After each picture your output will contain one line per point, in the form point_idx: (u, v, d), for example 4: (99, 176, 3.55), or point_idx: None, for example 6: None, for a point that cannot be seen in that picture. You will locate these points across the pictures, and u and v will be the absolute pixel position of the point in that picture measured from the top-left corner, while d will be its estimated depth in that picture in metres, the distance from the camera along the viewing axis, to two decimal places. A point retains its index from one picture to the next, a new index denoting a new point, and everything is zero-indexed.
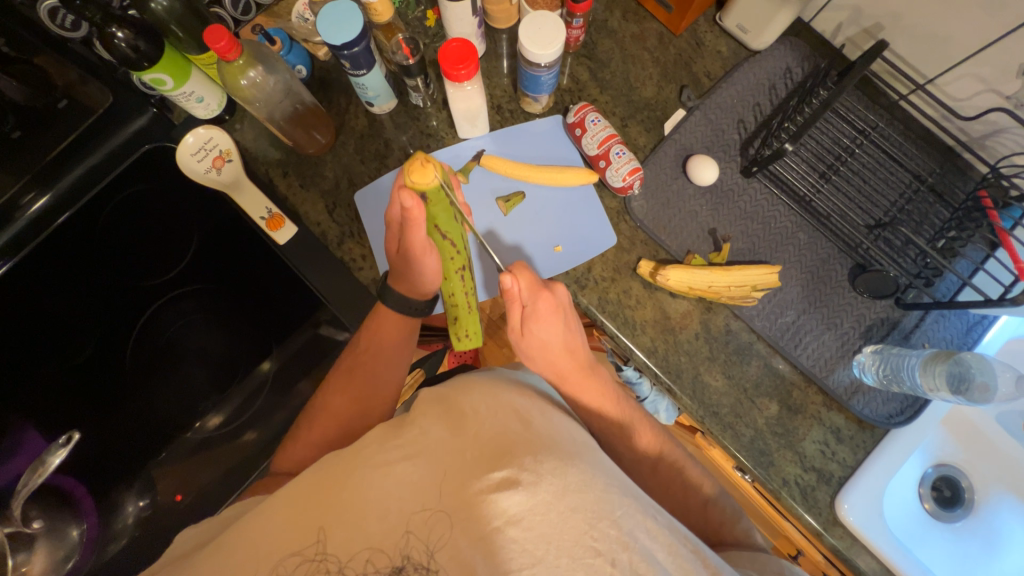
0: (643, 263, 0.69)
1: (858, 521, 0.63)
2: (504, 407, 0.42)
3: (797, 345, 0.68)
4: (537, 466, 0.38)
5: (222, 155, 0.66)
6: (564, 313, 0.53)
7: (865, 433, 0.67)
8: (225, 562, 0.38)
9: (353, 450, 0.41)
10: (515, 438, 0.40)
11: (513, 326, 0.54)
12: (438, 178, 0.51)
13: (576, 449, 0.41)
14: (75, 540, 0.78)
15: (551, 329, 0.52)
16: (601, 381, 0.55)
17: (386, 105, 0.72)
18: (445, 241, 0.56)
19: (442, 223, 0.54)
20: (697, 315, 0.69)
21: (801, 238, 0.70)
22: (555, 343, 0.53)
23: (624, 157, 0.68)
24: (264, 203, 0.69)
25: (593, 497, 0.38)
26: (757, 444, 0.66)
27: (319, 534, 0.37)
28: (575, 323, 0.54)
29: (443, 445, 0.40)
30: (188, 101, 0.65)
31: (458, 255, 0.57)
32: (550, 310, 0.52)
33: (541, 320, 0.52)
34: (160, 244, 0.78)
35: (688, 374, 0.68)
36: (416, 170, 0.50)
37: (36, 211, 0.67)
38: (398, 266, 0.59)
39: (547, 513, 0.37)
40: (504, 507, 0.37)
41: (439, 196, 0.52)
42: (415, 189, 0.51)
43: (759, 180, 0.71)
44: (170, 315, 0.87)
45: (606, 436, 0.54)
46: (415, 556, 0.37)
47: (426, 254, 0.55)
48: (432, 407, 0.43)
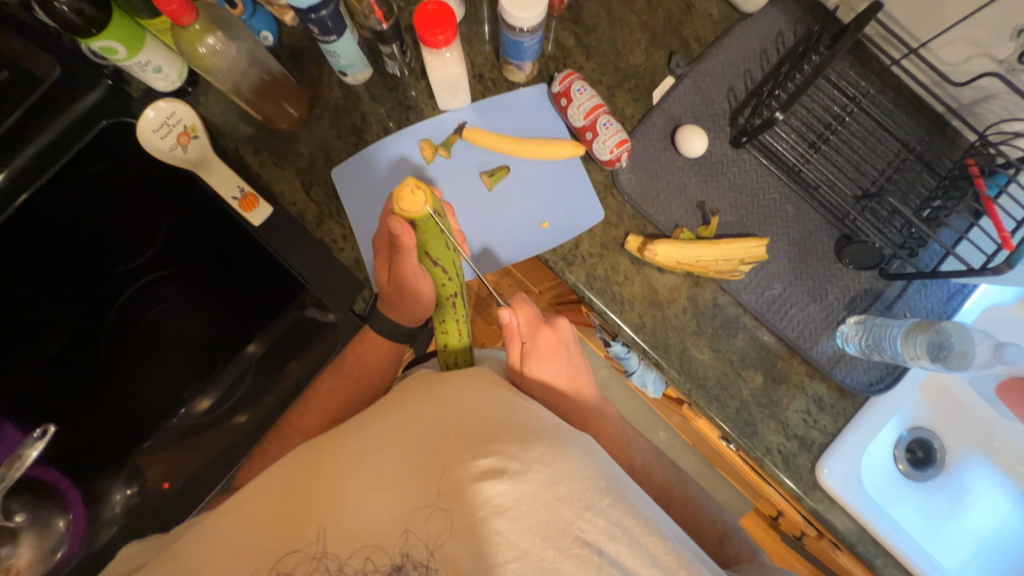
0: (631, 238, 0.68)
1: (837, 484, 0.66)
2: (490, 393, 0.43)
3: (783, 317, 0.68)
4: (524, 455, 0.39)
5: (187, 131, 0.62)
6: (563, 352, 0.53)
7: (846, 401, 0.69)
8: (220, 560, 0.37)
9: (347, 443, 0.40)
10: (502, 426, 0.40)
11: (512, 370, 0.51)
12: (427, 206, 0.51)
13: (565, 436, 0.42)
14: (60, 531, 0.76)
15: (552, 370, 0.51)
16: (590, 382, 0.56)
17: (360, 74, 0.68)
18: (439, 270, 0.55)
19: (434, 250, 0.53)
20: (684, 290, 0.69)
21: (789, 210, 0.69)
22: (555, 383, 0.52)
23: (611, 128, 0.65)
24: (234, 182, 0.65)
25: (579, 486, 0.39)
26: (742, 415, 0.68)
27: (319, 532, 0.37)
28: (574, 361, 0.54)
29: (440, 437, 0.40)
30: (144, 71, 0.60)
31: (451, 282, 0.56)
32: (549, 348, 0.52)
33: (541, 359, 0.51)
34: (129, 226, 0.75)
35: (676, 348, 0.68)
36: (405, 197, 0.50)
37: None
38: (388, 295, 0.59)
39: (533, 503, 0.37)
40: (489, 497, 0.37)
41: (430, 225, 0.52)
42: (405, 217, 0.51)
43: (748, 152, 0.70)
44: (151, 299, 0.85)
45: (594, 416, 0.55)
46: (415, 553, 0.36)
47: (417, 282, 0.55)
48: (421, 394, 0.43)
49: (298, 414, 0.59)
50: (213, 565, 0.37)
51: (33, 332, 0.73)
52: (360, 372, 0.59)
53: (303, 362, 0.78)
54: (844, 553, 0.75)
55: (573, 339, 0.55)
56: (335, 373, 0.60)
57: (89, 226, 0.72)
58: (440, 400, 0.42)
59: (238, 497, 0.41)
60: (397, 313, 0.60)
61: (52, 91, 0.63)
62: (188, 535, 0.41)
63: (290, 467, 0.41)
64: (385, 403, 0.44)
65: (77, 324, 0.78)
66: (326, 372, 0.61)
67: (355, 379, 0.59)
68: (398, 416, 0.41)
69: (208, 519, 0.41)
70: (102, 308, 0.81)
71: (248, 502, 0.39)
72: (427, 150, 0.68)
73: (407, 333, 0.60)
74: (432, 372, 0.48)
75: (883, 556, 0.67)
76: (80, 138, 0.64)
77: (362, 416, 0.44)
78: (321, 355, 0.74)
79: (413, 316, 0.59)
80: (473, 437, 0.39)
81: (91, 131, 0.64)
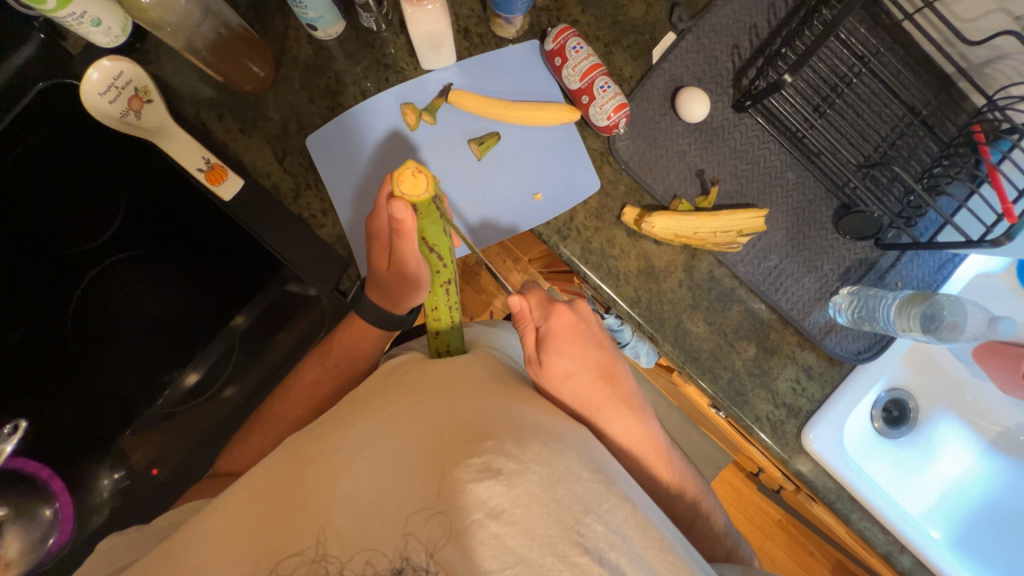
0: (627, 210, 0.65)
1: (821, 448, 0.68)
2: (482, 389, 0.43)
3: (778, 289, 0.68)
4: (521, 454, 0.38)
5: (139, 95, 0.55)
6: (583, 335, 0.50)
7: (833, 368, 0.70)
8: (219, 562, 0.36)
9: (343, 437, 0.39)
10: (496, 422, 0.39)
11: (531, 355, 0.50)
12: (428, 191, 0.50)
13: (561, 431, 0.42)
14: (48, 519, 0.74)
15: (574, 355, 0.49)
16: (621, 364, 0.52)
17: (332, 29, 0.61)
18: (435, 257, 0.53)
19: (431, 235, 0.52)
20: (681, 262, 0.68)
21: (789, 178, 0.67)
22: (579, 368, 0.49)
23: (609, 91, 0.61)
24: (199, 153, 0.59)
25: (576, 488, 0.38)
26: (734, 385, 0.69)
27: (318, 535, 0.35)
28: (600, 344, 0.51)
29: (439, 431, 0.39)
30: (80, 24, 0.52)
31: (446, 268, 0.54)
32: (566, 330, 0.50)
33: (558, 342, 0.49)
34: (79, 202, 0.68)
35: (671, 322, 0.68)
36: (406, 179, 0.49)
37: None
38: (386, 282, 0.55)
39: (530, 506, 0.36)
40: (484, 499, 0.36)
41: (430, 210, 0.51)
42: (408, 200, 0.50)
43: (750, 116, 0.66)
44: (117, 281, 0.79)
45: (621, 400, 0.50)
46: (415, 557, 0.35)
47: (416, 266, 0.52)
48: (415, 390, 0.42)
49: (285, 404, 0.57)
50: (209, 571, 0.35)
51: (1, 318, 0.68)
52: (348, 359, 0.57)
53: (287, 341, 0.75)
54: (818, 506, 0.79)
55: (593, 322, 0.52)
56: (319, 361, 0.58)
57: (33, 204, 0.65)
58: (438, 391, 0.42)
59: (232, 497, 0.40)
60: (388, 302, 0.57)
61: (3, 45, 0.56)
62: (179, 536, 0.39)
63: (283, 463, 0.40)
64: (379, 396, 0.43)
65: (36, 314, 0.71)
66: (310, 359, 0.59)
67: (343, 368, 0.57)
68: (393, 413, 0.40)
69: (203, 519, 0.39)
70: (64, 295, 0.75)
71: (247, 502, 0.38)
72: (410, 115, 0.63)
73: (393, 322, 0.57)
74: (425, 360, 0.48)
75: (858, 512, 0.70)
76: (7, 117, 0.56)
77: (355, 411, 0.42)
78: (305, 334, 0.71)
79: (405, 301, 0.56)
80: (472, 428, 0.39)
81: (24, 98, 0.56)
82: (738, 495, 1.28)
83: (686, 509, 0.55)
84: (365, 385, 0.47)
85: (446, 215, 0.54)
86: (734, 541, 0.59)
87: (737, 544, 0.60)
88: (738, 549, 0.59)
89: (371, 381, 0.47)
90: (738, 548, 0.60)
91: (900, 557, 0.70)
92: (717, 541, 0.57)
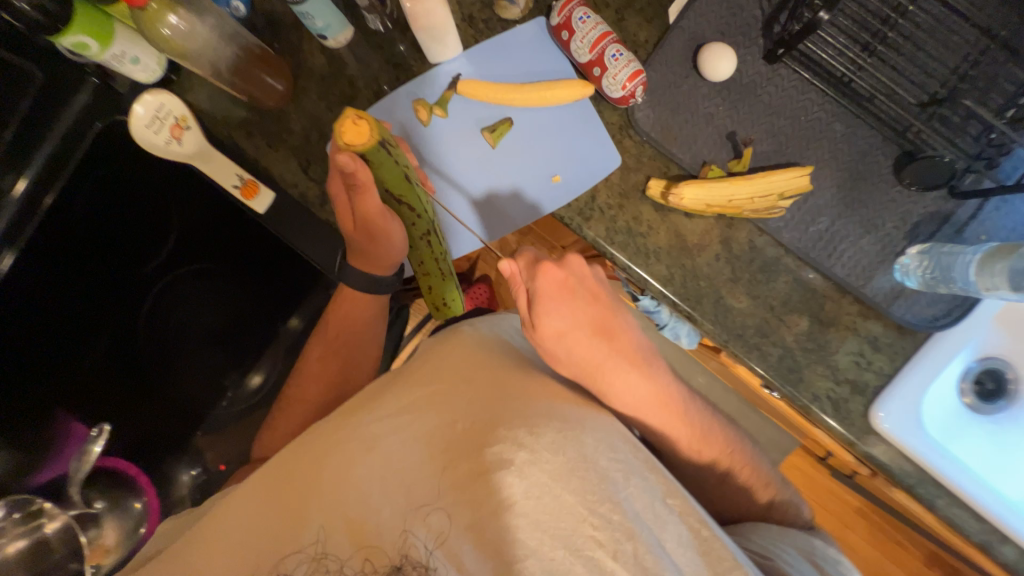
0: (652, 183, 0.61)
1: (893, 427, 0.61)
2: (494, 380, 0.42)
3: (831, 254, 0.62)
4: (534, 443, 0.37)
5: (179, 122, 0.60)
6: (575, 290, 0.47)
7: (905, 339, 0.63)
8: (236, 551, 0.38)
9: (360, 429, 0.40)
10: (510, 413, 0.39)
11: (524, 319, 0.48)
12: (375, 136, 0.45)
13: (578, 416, 0.41)
14: (139, 510, 0.81)
15: (563, 313, 0.46)
16: (615, 316, 0.48)
17: (341, 36, 0.62)
18: (405, 209, 0.53)
19: (395, 186, 0.50)
20: (716, 234, 0.63)
21: (837, 129, 0.61)
22: (572, 327, 0.46)
23: (621, 59, 0.58)
24: (233, 172, 0.63)
25: (592, 478, 0.36)
26: (786, 362, 0.63)
27: (319, 532, 0.36)
28: (593, 298, 0.48)
29: (452, 424, 0.39)
30: (122, 64, 0.57)
31: (421, 220, 0.54)
32: (555, 285, 0.47)
33: (545, 298, 0.46)
34: (141, 226, 0.71)
35: (709, 298, 0.63)
36: (348, 129, 0.44)
37: (19, 194, 0.57)
38: (357, 241, 0.56)
39: (542, 497, 0.35)
40: (496, 491, 0.35)
41: (382, 157, 0.47)
42: (351, 151, 0.45)
43: (785, 66, 0.60)
44: (178, 295, 0.80)
45: (617, 352, 0.46)
46: (414, 554, 0.35)
47: (382, 222, 0.53)
48: (431, 383, 0.42)
49: (324, 402, 0.60)
50: (229, 561, 0.37)
51: (78, 347, 0.70)
52: None
53: None
54: (898, 492, 0.71)
55: (585, 275, 0.48)
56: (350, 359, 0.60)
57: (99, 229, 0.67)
58: (452, 383, 0.42)
59: (252, 486, 0.42)
60: (367, 262, 0.58)
61: (40, 98, 0.58)
62: (202, 525, 0.41)
63: (302, 456, 0.41)
64: (398, 386, 0.44)
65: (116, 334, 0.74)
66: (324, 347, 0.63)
67: None
68: (411, 406, 0.41)
69: (225, 506, 0.41)
70: (128, 323, 0.76)
71: (265, 490, 0.40)
72: (422, 111, 0.63)
73: (384, 285, 0.60)
74: (443, 341, 0.49)
75: (945, 497, 0.63)
76: (65, 165, 0.60)
77: (374, 402, 0.43)
78: None
79: (387, 260, 0.58)
80: (484, 421, 0.39)
81: (87, 139, 0.60)
82: (808, 481, 1.19)
83: (718, 458, 0.49)
84: (384, 378, 0.48)
85: (403, 161, 0.49)
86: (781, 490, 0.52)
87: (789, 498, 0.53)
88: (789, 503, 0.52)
89: (392, 373, 0.48)
90: (792, 506, 0.52)
91: (1002, 548, 0.62)
92: (766, 504, 0.51)
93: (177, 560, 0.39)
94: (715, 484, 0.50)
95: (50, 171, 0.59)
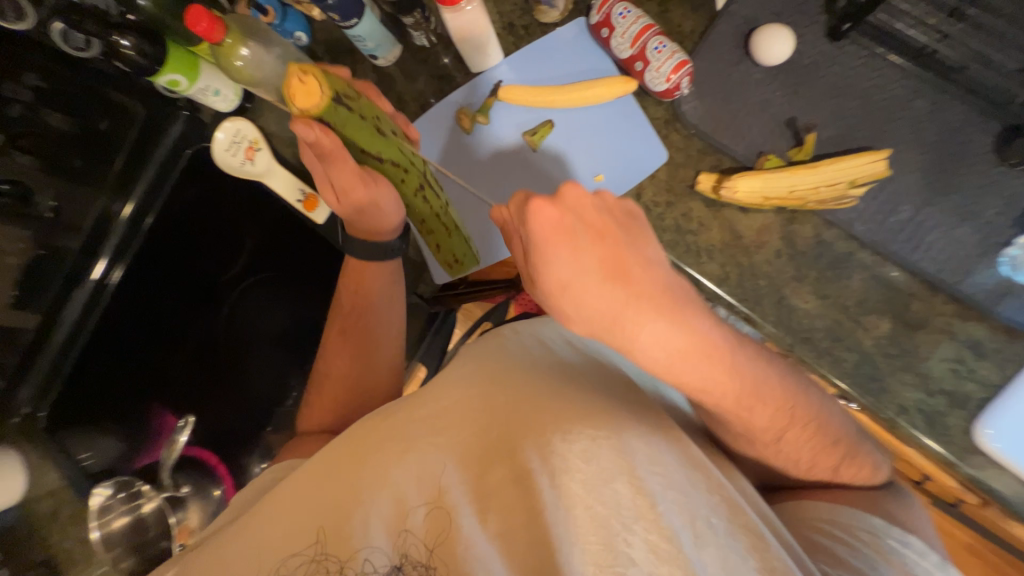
0: (702, 177, 0.58)
1: (1005, 448, 0.52)
2: (530, 385, 0.42)
3: (916, 248, 0.55)
4: (565, 451, 0.36)
5: (252, 145, 0.67)
6: (573, 228, 0.37)
7: (1015, 343, 0.54)
8: (252, 542, 0.40)
9: (395, 431, 0.41)
10: (545, 417, 0.38)
11: (523, 271, 0.41)
12: (327, 93, 0.38)
13: (616, 421, 0.39)
14: (217, 497, 0.79)
15: (562, 260, 0.37)
16: (631, 253, 0.37)
17: (390, 54, 0.65)
18: (389, 167, 0.48)
19: (374, 147, 0.45)
20: (777, 229, 0.59)
21: (920, 107, 0.55)
22: (576, 276, 0.37)
23: (665, 50, 0.56)
24: (296, 186, 0.70)
25: (627, 490, 0.34)
26: (865, 369, 0.57)
27: (318, 534, 0.37)
28: (599, 234, 0.37)
29: (487, 430, 0.39)
30: (206, 96, 0.63)
31: (410, 174, 0.50)
32: (548, 226, 0.37)
33: (536, 245, 0.38)
34: (222, 240, 0.78)
35: (770, 298, 0.59)
36: (296, 91, 0.38)
37: (125, 217, 0.66)
38: (348, 215, 0.53)
39: (573, 508, 0.34)
40: (527, 497, 0.35)
41: (344, 117, 0.40)
42: (307, 117, 0.39)
43: (851, 42, 0.56)
44: (251, 299, 0.84)
45: (637, 298, 0.36)
46: (414, 555, 0.36)
47: (367, 194, 0.50)
48: (463, 389, 0.43)
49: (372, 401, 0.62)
50: (246, 550, 0.40)
51: (167, 346, 0.77)
52: None
53: None
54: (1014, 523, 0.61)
55: (584, 209, 0.38)
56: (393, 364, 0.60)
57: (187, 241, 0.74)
58: (487, 388, 0.42)
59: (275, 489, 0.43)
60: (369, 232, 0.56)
61: (140, 138, 0.66)
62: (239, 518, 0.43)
63: (337, 454, 0.42)
64: (429, 389, 0.45)
65: (201, 335, 0.81)
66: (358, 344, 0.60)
67: None
68: (439, 409, 0.41)
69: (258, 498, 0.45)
70: (207, 329, 0.81)
71: (286, 487, 0.42)
72: (465, 120, 0.65)
73: (389, 249, 0.58)
74: (483, 344, 0.49)
75: None
76: (159, 197, 0.68)
77: (407, 404, 0.43)
78: None
79: (388, 226, 0.55)
80: (518, 428, 0.38)
81: (177, 169, 0.68)
82: None
83: (777, 417, 0.40)
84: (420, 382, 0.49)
85: (372, 112, 0.43)
86: (853, 444, 0.44)
87: (867, 450, 0.45)
88: (862, 458, 0.44)
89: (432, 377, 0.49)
90: None
91: None
92: (831, 463, 0.44)
93: (214, 544, 0.43)
94: (770, 443, 0.42)
95: (148, 201, 0.67)
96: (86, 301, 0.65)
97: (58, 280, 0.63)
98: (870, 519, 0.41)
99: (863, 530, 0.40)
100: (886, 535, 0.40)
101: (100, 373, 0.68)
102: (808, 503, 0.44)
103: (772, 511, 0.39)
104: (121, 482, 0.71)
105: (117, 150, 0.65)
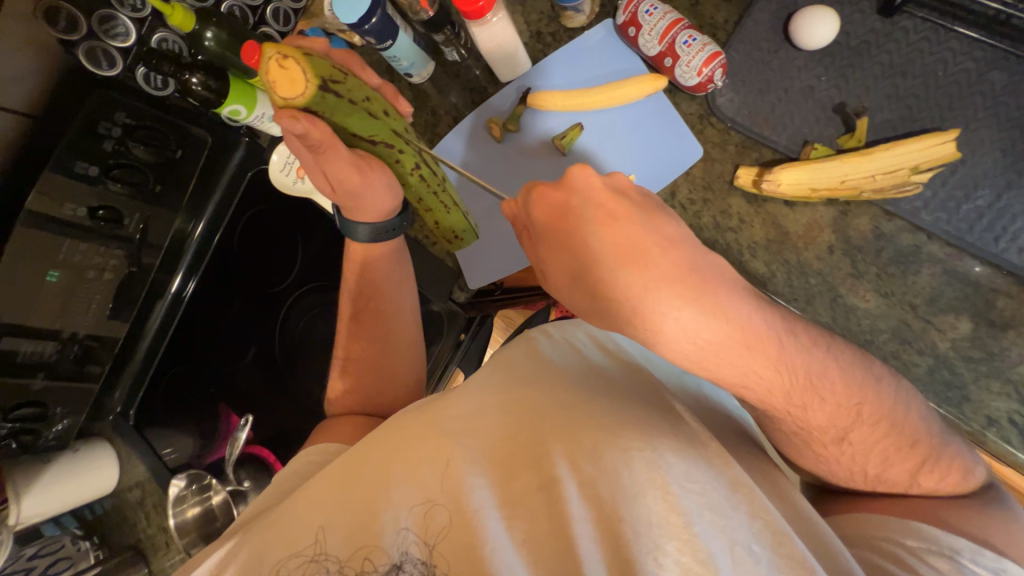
0: (741, 171, 0.55)
1: None
2: (561, 390, 0.42)
3: (1000, 238, 0.50)
4: (596, 461, 0.35)
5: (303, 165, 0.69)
6: (580, 215, 0.40)
7: None
8: (254, 537, 0.41)
9: (416, 430, 0.41)
10: (577, 425, 0.38)
11: (534, 257, 0.44)
12: (307, 77, 0.40)
13: (648, 430, 0.37)
14: None
15: (567, 248, 0.40)
16: (647, 233, 0.38)
17: (424, 71, 0.68)
18: (383, 149, 0.49)
19: (360, 127, 0.45)
20: (829, 223, 0.54)
21: (995, 80, 0.50)
22: (584, 259, 0.39)
23: (695, 44, 0.54)
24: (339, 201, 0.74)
25: (661, 507, 0.33)
26: (941, 376, 0.52)
27: (318, 534, 0.38)
28: (608, 218, 0.39)
29: (516, 434, 0.39)
30: (264, 123, 0.66)
31: (404, 153, 0.50)
32: (551, 215, 0.41)
33: (546, 233, 0.42)
34: (274, 258, 0.78)
35: (823, 297, 0.54)
36: (280, 81, 0.40)
37: (199, 237, 0.71)
38: (343, 202, 0.52)
39: (602, 523, 0.33)
40: (554, 506, 0.35)
41: (328, 101, 0.42)
42: (293, 108, 0.41)
43: (909, 15, 0.52)
44: (299, 310, 0.80)
45: (660, 278, 0.37)
46: (415, 553, 0.36)
47: (362, 182, 0.49)
48: (492, 392, 0.43)
49: None
50: (251, 543, 0.40)
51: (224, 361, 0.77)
52: None
53: None
54: None
55: (595, 192, 0.41)
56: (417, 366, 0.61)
57: (243, 252, 0.77)
58: (514, 393, 0.42)
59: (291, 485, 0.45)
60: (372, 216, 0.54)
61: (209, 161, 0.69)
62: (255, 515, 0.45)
63: (358, 451, 0.42)
64: (454, 390, 0.45)
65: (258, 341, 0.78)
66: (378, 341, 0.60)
67: None
68: (462, 411, 0.41)
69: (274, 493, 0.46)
70: (265, 341, 0.79)
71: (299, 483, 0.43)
72: (495, 128, 0.65)
73: (391, 228, 0.56)
74: (515, 345, 0.49)
75: None
76: (225, 215, 0.72)
77: (429, 403, 0.44)
78: None
79: (386, 207, 0.53)
80: (545, 433, 0.38)
81: (240, 192, 0.73)
82: None
83: (838, 412, 0.39)
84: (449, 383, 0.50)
85: (359, 96, 0.44)
86: (936, 445, 0.40)
87: (953, 449, 0.41)
88: (947, 460, 0.40)
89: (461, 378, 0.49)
90: None
91: None
92: (908, 465, 0.40)
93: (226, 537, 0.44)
94: (831, 443, 0.40)
95: (215, 223, 0.72)
96: (166, 312, 0.70)
97: (143, 294, 0.66)
98: (952, 539, 0.36)
99: (942, 559, 0.35)
100: (971, 562, 0.35)
101: (181, 376, 0.74)
102: (876, 516, 0.39)
103: (826, 528, 0.36)
104: (194, 475, 0.70)
105: (190, 176, 0.66)
